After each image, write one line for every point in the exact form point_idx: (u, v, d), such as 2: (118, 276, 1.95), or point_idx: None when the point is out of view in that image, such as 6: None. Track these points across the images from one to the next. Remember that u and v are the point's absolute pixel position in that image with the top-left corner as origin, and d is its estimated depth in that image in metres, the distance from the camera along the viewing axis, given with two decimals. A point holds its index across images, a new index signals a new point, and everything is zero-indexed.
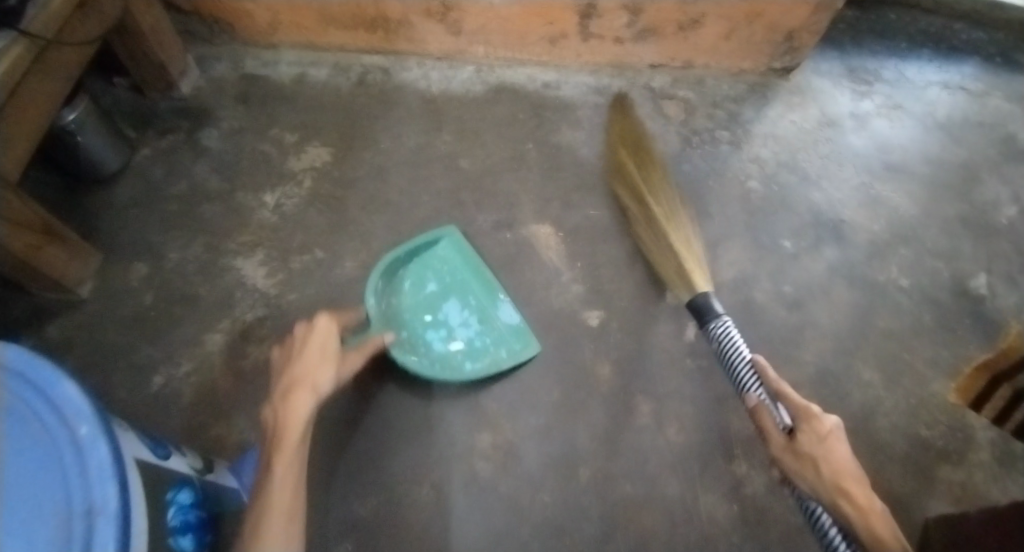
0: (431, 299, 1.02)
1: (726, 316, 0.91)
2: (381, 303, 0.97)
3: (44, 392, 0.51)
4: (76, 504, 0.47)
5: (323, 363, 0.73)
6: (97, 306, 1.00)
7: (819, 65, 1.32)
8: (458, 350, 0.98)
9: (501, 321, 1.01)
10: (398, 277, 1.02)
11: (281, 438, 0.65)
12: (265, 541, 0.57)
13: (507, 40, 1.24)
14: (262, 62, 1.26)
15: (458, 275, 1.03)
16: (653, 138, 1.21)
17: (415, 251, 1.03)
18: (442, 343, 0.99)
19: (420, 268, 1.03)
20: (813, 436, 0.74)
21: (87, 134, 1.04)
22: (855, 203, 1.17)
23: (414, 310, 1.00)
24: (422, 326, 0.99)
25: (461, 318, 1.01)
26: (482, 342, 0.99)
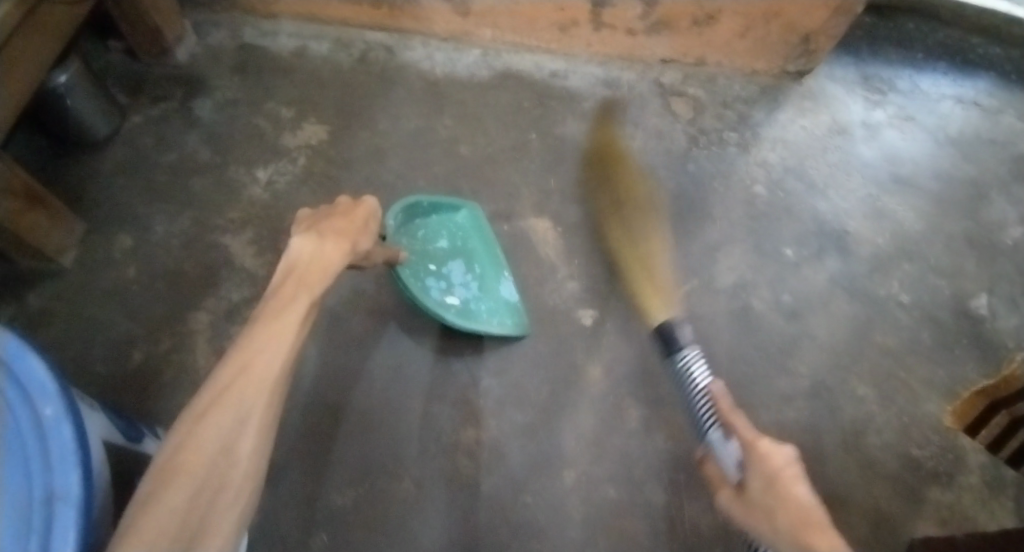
0: (438, 253, 0.98)
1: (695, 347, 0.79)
2: (394, 235, 0.94)
3: (9, 371, 0.49)
4: (37, 489, 0.45)
5: (363, 234, 0.72)
6: (77, 276, 0.97)
7: (834, 70, 1.28)
8: (452, 305, 0.95)
9: (501, 295, 0.98)
10: (414, 223, 0.99)
11: (312, 275, 0.64)
12: (272, 352, 0.56)
13: (516, 24, 1.21)
14: (262, 32, 1.22)
15: (471, 241, 1.01)
16: (660, 136, 1.18)
17: (437, 206, 1.00)
18: (438, 294, 0.96)
19: (438, 223, 1.01)
20: (765, 478, 0.60)
21: (77, 97, 1.01)
22: (861, 214, 1.15)
23: (420, 255, 0.97)
24: (424, 271, 0.96)
25: (462, 279, 0.98)
26: (477, 307, 0.97)
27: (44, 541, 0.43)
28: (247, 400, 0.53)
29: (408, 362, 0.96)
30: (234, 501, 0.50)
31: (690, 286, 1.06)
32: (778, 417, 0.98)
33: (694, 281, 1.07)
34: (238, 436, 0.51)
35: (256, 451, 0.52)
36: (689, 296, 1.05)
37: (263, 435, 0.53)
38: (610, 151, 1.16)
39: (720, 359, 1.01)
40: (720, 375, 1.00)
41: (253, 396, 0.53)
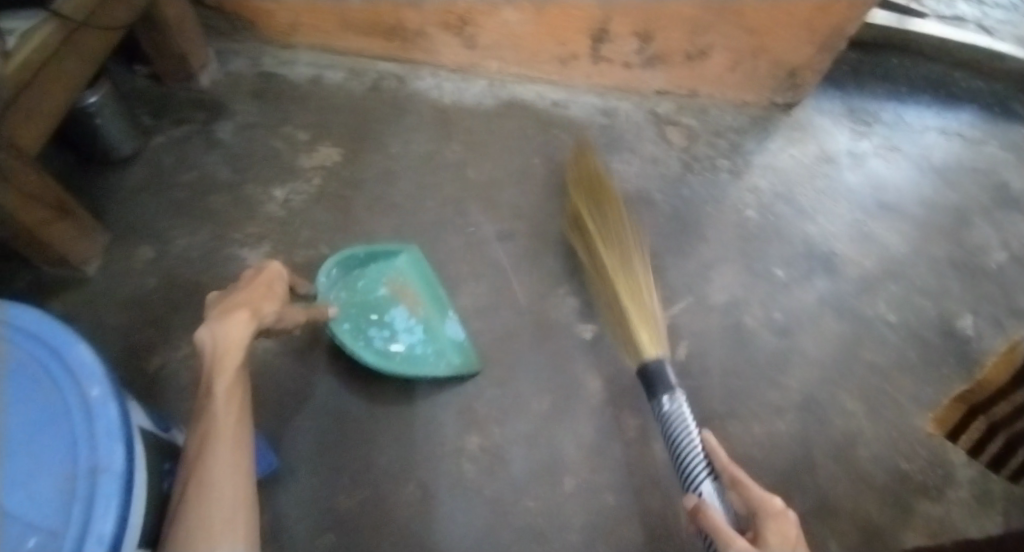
0: (380, 300, 1.01)
1: (680, 391, 0.86)
2: (329, 293, 0.97)
3: (59, 354, 0.52)
4: (83, 461, 0.47)
5: (267, 299, 0.73)
6: (98, 285, 1.02)
7: (821, 103, 1.36)
8: (397, 353, 0.97)
9: (447, 337, 1.00)
10: (353, 274, 1.02)
11: (221, 360, 0.65)
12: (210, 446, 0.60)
13: (520, 56, 1.28)
14: (280, 61, 1.30)
15: (415, 285, 1.03)
16: (656, 162, 1.25)
17: (374, 255, 1.03)
18: (382, 344, 0.98)
19: (378, 269, 1.03)
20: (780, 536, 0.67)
21: (106, 117, 1.07)
22: (848, 238, 1.20)
23: (361, 307, 1.00)
24: (366, 323, 0.99)
25: (406, 324, 1.00)
26: (423, 351, 0.99)
27: (88, 510, 0.45)
28: (200, 504, 0.56)
29: (413, 372, 1.00)
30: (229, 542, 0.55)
31: (685, 303, 1.11)
32: (772, 429, 1.02)
33: (689, 298, 1.11)
34: (203, 541, 0.54)
35: (233, 493, 0.58)
36: (685, 313, 1.10)
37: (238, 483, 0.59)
38: (609, 175, 1.23)
39: (715, 372, 1.05)
40: (715, 388, 1.04)
41: (205, 496, 0.57)
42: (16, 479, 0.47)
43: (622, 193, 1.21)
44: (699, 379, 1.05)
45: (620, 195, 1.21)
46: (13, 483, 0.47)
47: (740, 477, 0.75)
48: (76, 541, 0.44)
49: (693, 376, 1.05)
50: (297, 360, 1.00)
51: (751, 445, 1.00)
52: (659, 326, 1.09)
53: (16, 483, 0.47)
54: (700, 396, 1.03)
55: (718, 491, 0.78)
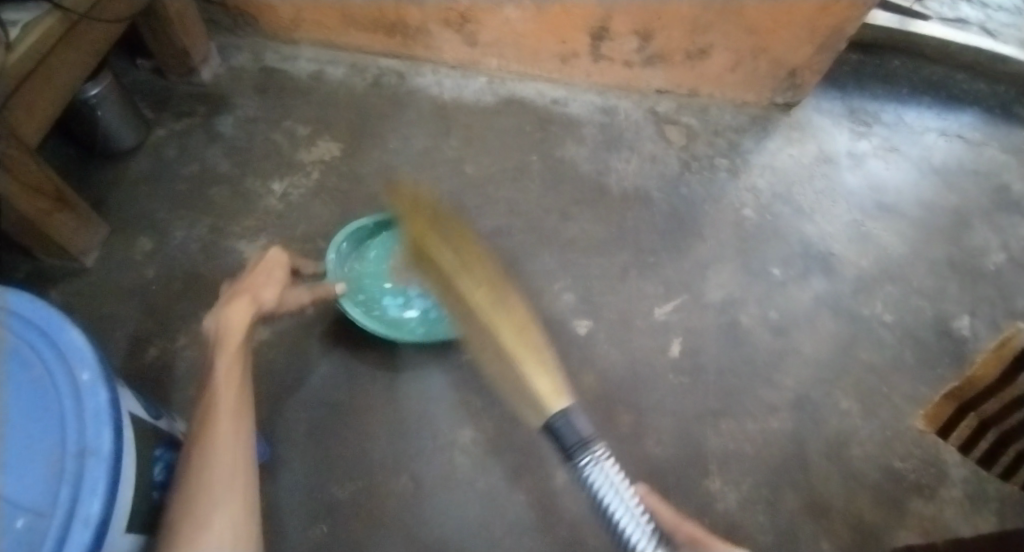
0: (392, 268, 1.06)
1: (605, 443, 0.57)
2: (343, 267, 1.05)
3: (50, 338, 0.52)
4: (70, 444, 0.48)
5: (267, 286, 0.76)
6: (99, 275, 1.03)
7: (821, 103, 1.36)
8: (410, 317, 1.01)
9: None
10: (367, 247, 1.08)
11: (224, 339, 0.67)
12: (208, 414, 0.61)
13: (520, 54, 1.29)
14: (282, 56, 1.31)
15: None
16: (654, 160, 1.25)
17: (385, 227, 1.09)
18: (395, 309, 1.03)
19: (389, 239, 1.09)
20: None
21: (108, 109, 1.08)
22: (846, 238, 1.20)
23: (375, 277, 1.06)
24: (381, 291, 1.05)
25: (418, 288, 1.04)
26: (434, 311, 1.01)
27: (75, 492, 0.45)
28: (200, 471, 0.57)
29: (410, 366, 1.01)
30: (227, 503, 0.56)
31: (681, 301, 1.11)
32: (766, 428, 1.02)
33: (685, 296, 1.12)
34: (202, 504, 0.55)
35: (230, 458, 0.58)
36: (680, 310, 1.10)
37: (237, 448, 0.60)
38: (607, 173, 1.23)
39: (709, 370, 1.05)
40: (709, 386, 1.04)
41: (204, 465, 0.57)
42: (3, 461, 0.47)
43: (619, 191, 1.21)
44: (693, 377, 1.05)
45: (618, 193, 1.21)
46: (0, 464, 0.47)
47: (700, 533, 0.58)
48: (63, 522, 0.44)
49: (686, 374, 1.05)
50: (293, 352, 1.01)
51: (744, 443, 1.00)
52: (655, 323, 1.09)
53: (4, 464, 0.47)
54: (694, 393, 1.03)
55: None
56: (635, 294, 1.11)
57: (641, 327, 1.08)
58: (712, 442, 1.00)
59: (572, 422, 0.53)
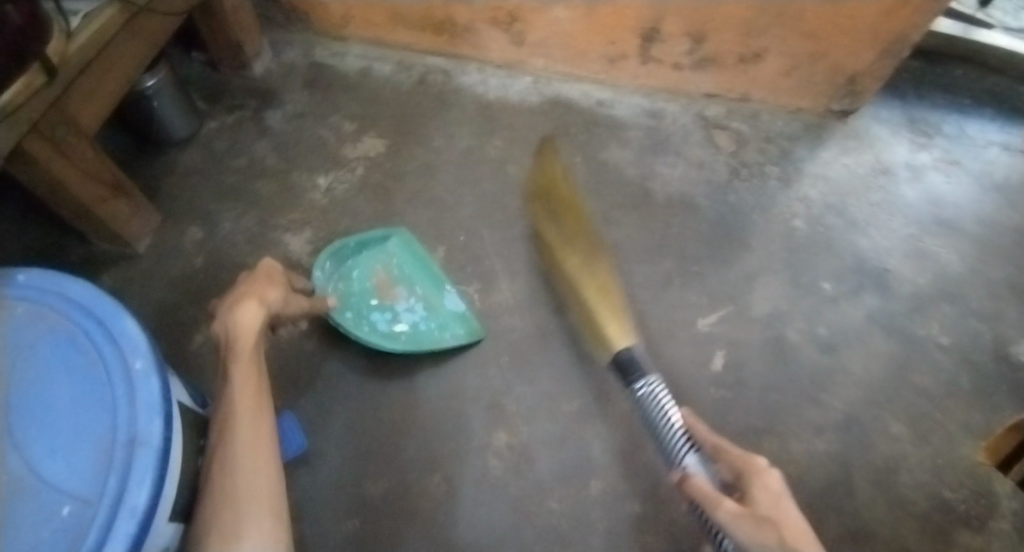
0: (377, 285, 1.04)
1: (653, 374, 0.84)
2: (325, 286, 1.01)
3: (105, 326, 0.53)
4: (121, 432, 0.48)
5: (270, 289, 0.79)
6: (149, 262, 1.05)
7: (879, 112, 1.30)
8: (402, 333, 1.00)
9: (446, 309, 1.02)
10: (347, 264, 1.05)
11: (235, 345, 0.71)
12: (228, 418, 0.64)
13: (568, 54, 1.27)
14: (331, 53, 1.32)
15: (404, 267, 1.05)
16: (701, 166, 1.22)
17: (365, 243, 1.06)
18: (386, 325, 1.01)
19: (369, 256, 1.06)
20: (766, 490, 0.71)
21: (163, 100, 1.10)
22: (902, 253, 1.15)
23: (360, 294, 1.03)
24: (367, 308, 1.02)
25: (406, 304, 1.03)
26: (425, 327, 1.01)
27: (123, 482, 0.46)
28: (224, 475, 0.61)
29: (446, 365, 1.00)
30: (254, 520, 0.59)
31: (725, 312, 1.08)
32: (809, 448, 0.98)
33: (729, 307, 1.08)
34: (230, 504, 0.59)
35: (253, 458, 0.62)
36: (724, 322, 1.07)
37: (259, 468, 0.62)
38: (652, 177, 1.20)
39: (752, 385, 1.02)
40: (752, 401, 1.01)
41: (226, 467, 0.61)
42: (55, 446, 0.48)
43: (664, 197, 1.18)
44: (735, 390, 1.02)
45: (662, 198, 1.18)
46: (52, 450, 0.48)
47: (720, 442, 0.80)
48: (111, 512, 0.45)
49: (728, 388, 1.02)
50: (331, 346, 1.01)
51: (786, 462, 0.97)
52: (696, 333, 1.06)
53: (55, 450, 0.48)
54: (735, 407, 1.01)
55: (704, 465, 0.78)
56: (677, 302, 1.09)
57: (682, 337, 1.06)
58: None
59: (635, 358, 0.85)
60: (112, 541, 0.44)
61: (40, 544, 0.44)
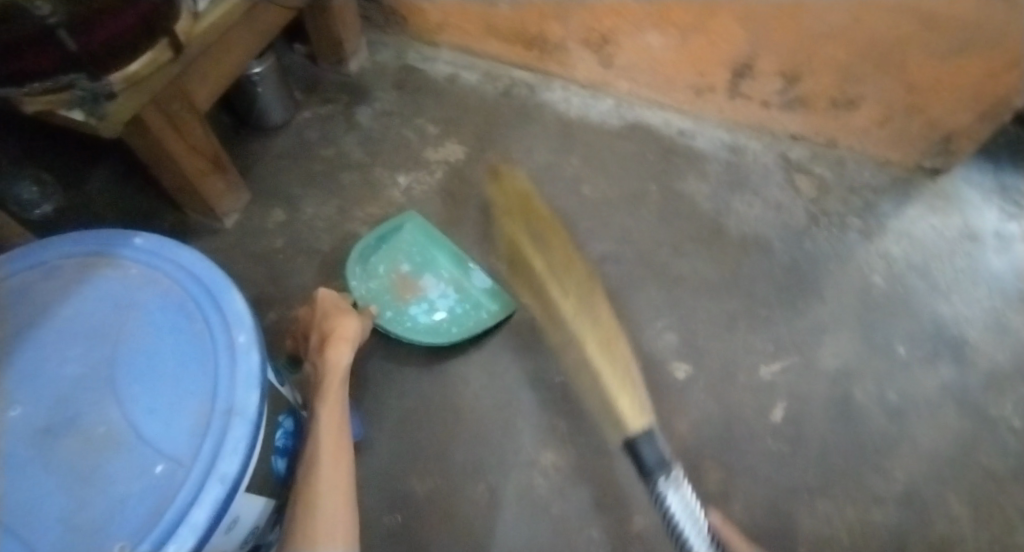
0: (407, 278, 1.06)
1: (676, 468, 0.70)
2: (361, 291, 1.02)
3: (215, 297, 0.56)
4: (220, 401, 0.51)
5: (341, 314, 0.83)
6: (234, 238, 1.10)
7: (971, 174, 1.20)
8: (444, 321, 1.02)
9: (479, 291, 1.05)
10: (372, 262, 1.06)
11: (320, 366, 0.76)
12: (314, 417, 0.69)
13: (654, 81, 1.26)
14: (423, 56, 1.36)
15: (423, 252, 1.08)
16: (779, 209, 1.19)
17: (382, 237, 1.07)
18: (426, 316, 1.03)
19: (388, 251, 1.08)
20: None
21: (267, 88, 1.15)
22: (983, 325, 1.07)
23: (393, 290, 1.04)
24: (405, 305, 1.04)
25: (438, 290, 1.05)
26: (462, 309, 1.04)
27: (216, 448, 0.49)
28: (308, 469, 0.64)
29: (503, 375, 1.01)
30: (327, 490, 0.61)
31: (790, 362, 1.05)
32: (866, 516, 0.94)
33: (795, 358, 1.05)
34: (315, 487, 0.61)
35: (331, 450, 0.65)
36: (787, 372, 1.04)
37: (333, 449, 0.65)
38: (726, 214, 1.19)
39: (811, 441, 0.99)
40: (808, 458, 0.98)
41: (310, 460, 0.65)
42: (155, 405, 0.51)
43: (737, 235, 1.16)
44: (793, 446, 0.98)
45: (735, 236, 1.16)
46: (152, 408, 0.50)
47: None
48: (201, 475, 0.47)
49: (786, 442, 0.99)
50: (391, 341, 1.03)
51: (840, 529, 0.93)
52: (759, 380, 1.04)
53: (155, 409, 0.50)
54: (791, 463, 0.97)
55: None
56: (741, 344, 1.06)
57: (744, 383, 1.03)
58: (804, 522, 0.93)
59: (653, 446, 0.70)
60: (200, 503, 0.46)
61: (131, 496, 0.47)
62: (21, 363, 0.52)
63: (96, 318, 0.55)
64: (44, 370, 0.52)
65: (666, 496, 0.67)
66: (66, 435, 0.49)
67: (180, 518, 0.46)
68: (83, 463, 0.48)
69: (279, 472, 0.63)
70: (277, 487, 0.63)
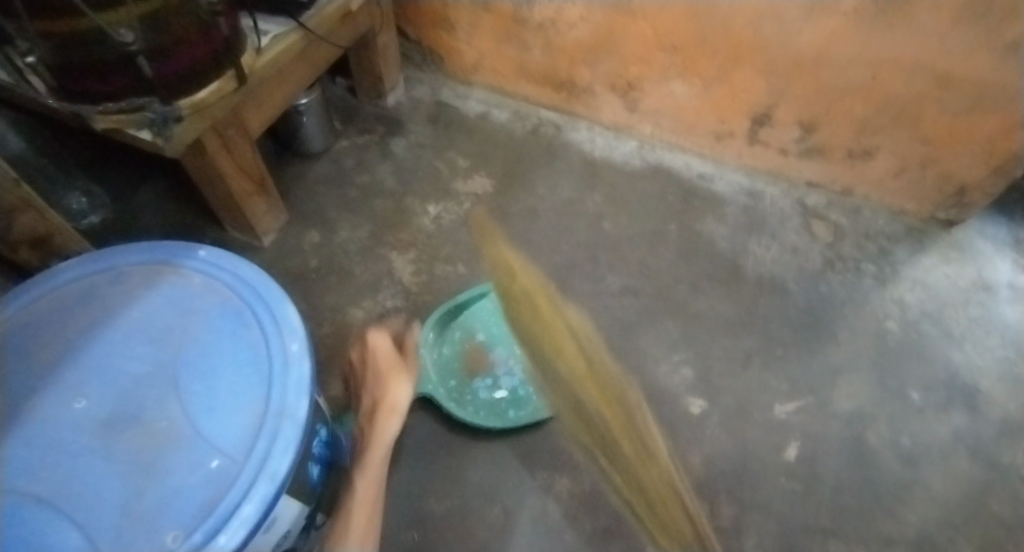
0: (476, 349, 1.07)
1: None
2: (431, 357, 1.05)
3: (270, 307, 0.60)
4: (272, 404, 0.54)
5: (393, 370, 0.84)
6: (270, 256, 1.15)
7: (986, 225, 1.24)
8: (504, 400, 1.03)
9: (546, 375, 1.05)
10: (448, 329, 1.09)
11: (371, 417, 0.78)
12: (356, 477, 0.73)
13: (676, 126, 1.32)
14: (456, 94, 1.43)
15: (500, 326, 1.09)
16: (795, 253, 1.22)
17: (462, 305, 1.10)
18: (487, 393, 1.04)
19: (466, 318, 1.10)
20: None
21: (310, 117, 1.22)
22: (996, 374, 1.09)
23: (461, 361, 1.06)
24: (470, 378, 1.05)
25: (506, 367, 1.06)
26: (525, 391, 1.04)
27: (267, 448, 0.52)
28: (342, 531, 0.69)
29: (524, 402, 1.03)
30: None
31: (804, 402, 1.07)
32: None
33: (810, 398, 1.07)
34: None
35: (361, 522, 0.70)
36: (801, 412, 1.06)
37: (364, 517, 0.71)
38: (743, 255, 1.22)
39: (825, 482, 1.00)
40: (822, 499, 0.99)
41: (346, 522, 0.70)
42: (212, 405, 0.54)
43: (754, 276, 1.20)
44: (806, 485, 1.00)
45: (752, 277, 1.19)
46: (210, 408, 0.54)
47: None
48: (253, 473, 0.51)
49: (800, 482, 1.00)
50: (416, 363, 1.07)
51: None
52: (772, 418, 1.05)
53: (213, 409, 0.54)
54: (805, 503, 0.98)
55: None
56: (756, 382, 1.09)
57: (758, 420, 1.05)
58: None
59: None
60: (250, 498, 0.50)
61: (186, 488, 0.50)
62: (90, 359, 0.57)
63: (160, 322, 0.59)
64: (112, 367, 0.56)
65: None
66: (128, 429, 0.53)
67: (232, 511, 0.49)
68: (143, 455, 0.52)
69: (313, 478, 0.66)
70: (311, 493, 0.66)
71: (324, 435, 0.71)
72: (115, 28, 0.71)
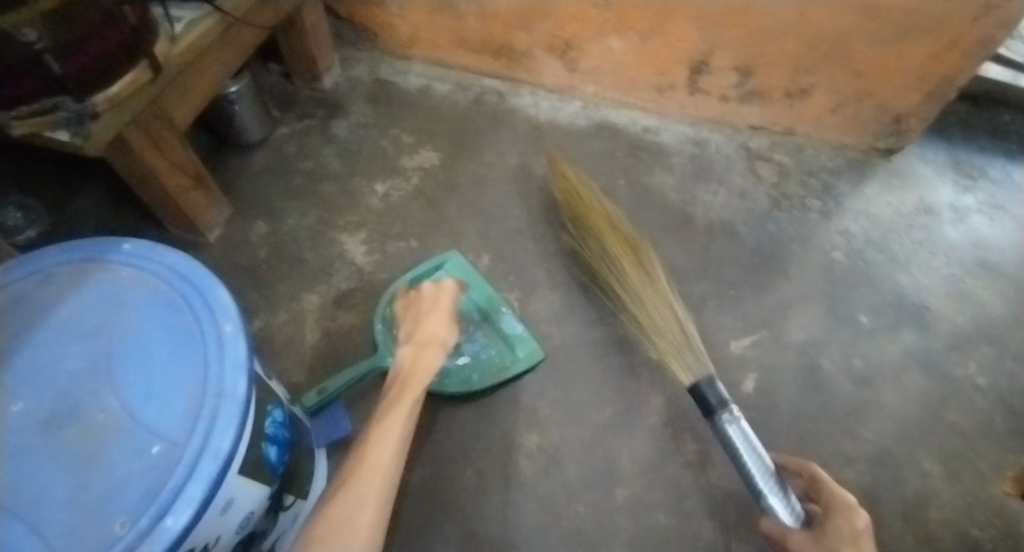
0: None
1: (733, 406, 0.85)
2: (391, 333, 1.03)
3: (201, 292, 0.60)
4: (211, 385, 0.55)
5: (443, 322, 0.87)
6: (218, 251, 1.14)
7: (925, 151, 1.28)
8: (467, 366, 1.01)
9: (507, 336, 1.04)
10: None
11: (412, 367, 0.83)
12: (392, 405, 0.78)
13: (618, 82, 1.32)
14: (395, 70, 1.41)
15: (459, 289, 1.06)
16: (743, 196, 1.24)
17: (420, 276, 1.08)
18: (450, 360, 1.02)
19: None
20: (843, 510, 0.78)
21: (243, 106, 1.20)
22: (943, 291, 1.13)
23: None
24: None
25: (466, 332, 1.03)
26: (487, 355, 1.02)
27: (208, 428, 0.52)
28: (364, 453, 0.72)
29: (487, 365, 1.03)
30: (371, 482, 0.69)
31: (759, 337, 1.10)
32: (838, 477, 0.98)
33: (764, 333, 1.10)
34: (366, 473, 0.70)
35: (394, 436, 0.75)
36: (758, 346, 1.09)
37: (376, 475, 0.69)
38: (693, 204, 1.24)
39: (784, 410, 1.03)
40: (783, 426, 1.02)
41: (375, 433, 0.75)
42: (151, 393, 0.55)
43: (704, 222, 1.22)
44: (766, 414, 1.03)
45: (702, 224, 1.21)
46: (149, 395, 0.54)
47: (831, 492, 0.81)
48: (195, 453, 0.51)
49: (760, 412, 1.03)
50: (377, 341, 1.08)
51: None
52: (731, 356, 1.08)
53: (152, 396, 0.54)
54: (766, 432, 1.02)
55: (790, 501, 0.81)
56: (713, 323, 1.11)
57: (717, 360, 1.08)
58: None
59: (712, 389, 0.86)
60: (195, 478, 0.50)
61: (130, 476, 0.51)
62: (21, 362, 0.56)
63: (90, 319, 0.59)
64: (45, 368, 0.56)
65: (728, 428, 0.83)
66: (68, 426, 0.53)
67: (177, 492, 0.50)
68: (84, 449, 0.52)
69: (271, 460, 0.66)
70: (272, 476, 0.66)
71: (276, 416, 0.70)
72: (18, 30, 0.70)
